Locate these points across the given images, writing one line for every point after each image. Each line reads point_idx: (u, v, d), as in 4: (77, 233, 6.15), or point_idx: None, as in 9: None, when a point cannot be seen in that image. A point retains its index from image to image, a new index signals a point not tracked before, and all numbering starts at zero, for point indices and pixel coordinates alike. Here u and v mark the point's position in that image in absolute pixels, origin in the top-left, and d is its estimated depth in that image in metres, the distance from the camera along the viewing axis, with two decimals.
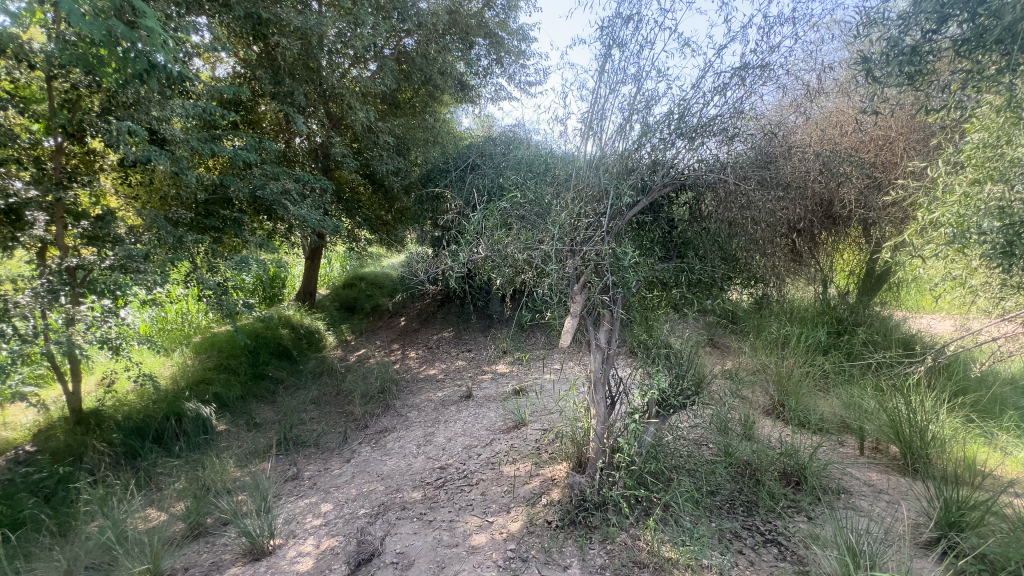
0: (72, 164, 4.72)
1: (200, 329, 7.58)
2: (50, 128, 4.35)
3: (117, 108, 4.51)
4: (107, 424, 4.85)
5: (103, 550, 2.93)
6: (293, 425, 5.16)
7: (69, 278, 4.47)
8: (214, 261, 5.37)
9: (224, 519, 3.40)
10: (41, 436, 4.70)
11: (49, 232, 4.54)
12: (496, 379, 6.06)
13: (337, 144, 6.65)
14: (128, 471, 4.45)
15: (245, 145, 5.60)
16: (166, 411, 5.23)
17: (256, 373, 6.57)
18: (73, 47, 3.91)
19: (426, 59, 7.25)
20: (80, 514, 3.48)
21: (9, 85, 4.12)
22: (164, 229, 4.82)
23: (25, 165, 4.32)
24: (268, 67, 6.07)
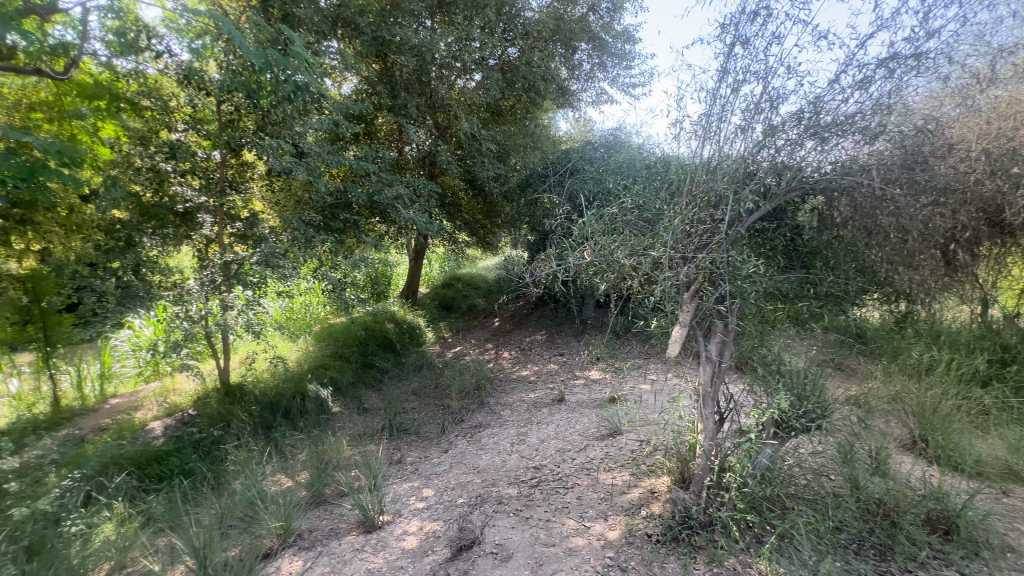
0: (230, 175, 5.45)
1: (319, 319, 8.49)
2: (216, 144, 5.15)
3: (269, 126, 5.21)
4: (248, 397, 5.65)
5: (247, 504, 3.41)
6: (397, 413, 5.57)
7: (225, 271, 5.21)
8: (336, 259, 5.95)
9: (340, 491, 3.78)
10: (200, 403, 5.59)
11: (212, 232, 5.41)
12: (589, 385, 6.00)
13: (443, 152, 7.06)
14: (265, 440, 5.13)
15: (365, 155, 6.18)
16: (293, 390, 5.93)
17: (366, 362, 7.19)
18: (238, 75, 4.70)
19: (529, 67, 7.42)
20: (230, 471, 4.09)
21: (189, 110, 5.01)
22: (299, 231, 5.51)
23: (196, 175, 5.15)
24: (386, 83, 6.62)
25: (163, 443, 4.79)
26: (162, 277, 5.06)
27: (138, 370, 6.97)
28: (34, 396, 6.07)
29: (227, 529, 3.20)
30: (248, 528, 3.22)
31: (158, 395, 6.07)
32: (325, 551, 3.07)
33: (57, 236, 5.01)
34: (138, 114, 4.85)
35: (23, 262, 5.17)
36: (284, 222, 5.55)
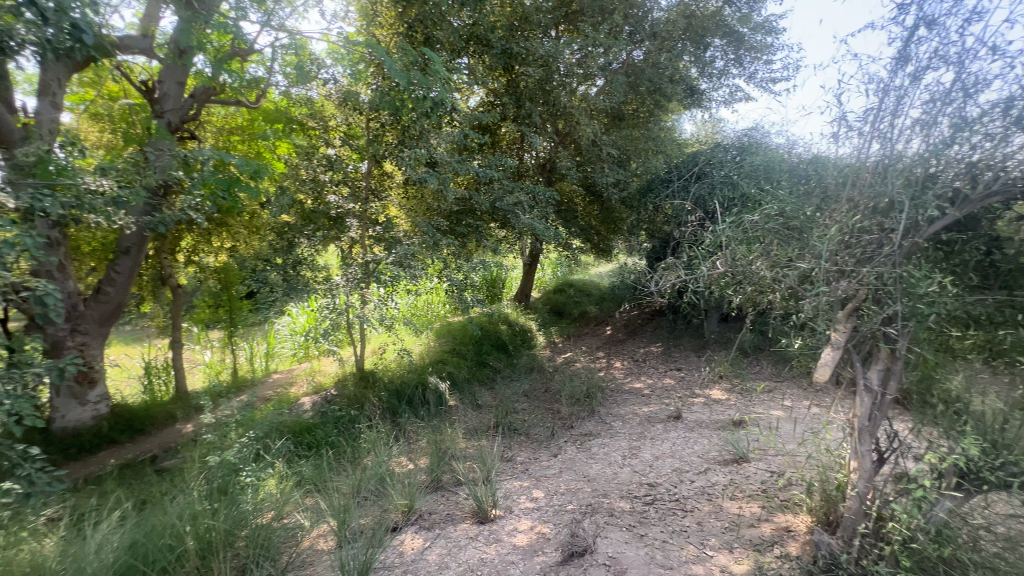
0: (373, 183, 6.05)
1: (440, 317, 9.10)
2: (363, 156, 5.76)
3: (408, 139, 5.72)
4: (379, 383, 6.27)
5: (377, 480, 3.78)
6: (509, 412, 5.74)
7: (366, 270, 5.84)
8: (459, 262, 6.33)
9: (457, 479, 4.02)
10: (340, 384, 6.34)
11: (357, 235, 5.99)
12: (709, 405, 5.59)
13: (563, 159, 7.10)
14: (392, 423, 5.65)
15: (489, 163, 6.49)
16: (416, 380, 6.44)
17: (481, 361, 7.54)
18: (386, 95, 5.31)
19: (656, 69, 7.18)
20: (363, 448, 4.57)
21: (344, 128, 5.73)
22: (428, 235, 5.98)
23: (346, 184, 5.83)
24: (512, 94, 6.89)
25: (312, 416, 5.53)
26: (311, 273, 5.78)
27: (294, 352, 8.12)
28: (220, 366, 7.43)
29: (361, 497, 3.59)
30: (379, 501, 3.58)
31: (308, 374, 7.05)
32: (443, 534, 3.29)
33: (242, 236, 6.12)
34: (305, 133, 5.74)
35: (217, 258, 6.44)
36: (415, 226, 6.04)
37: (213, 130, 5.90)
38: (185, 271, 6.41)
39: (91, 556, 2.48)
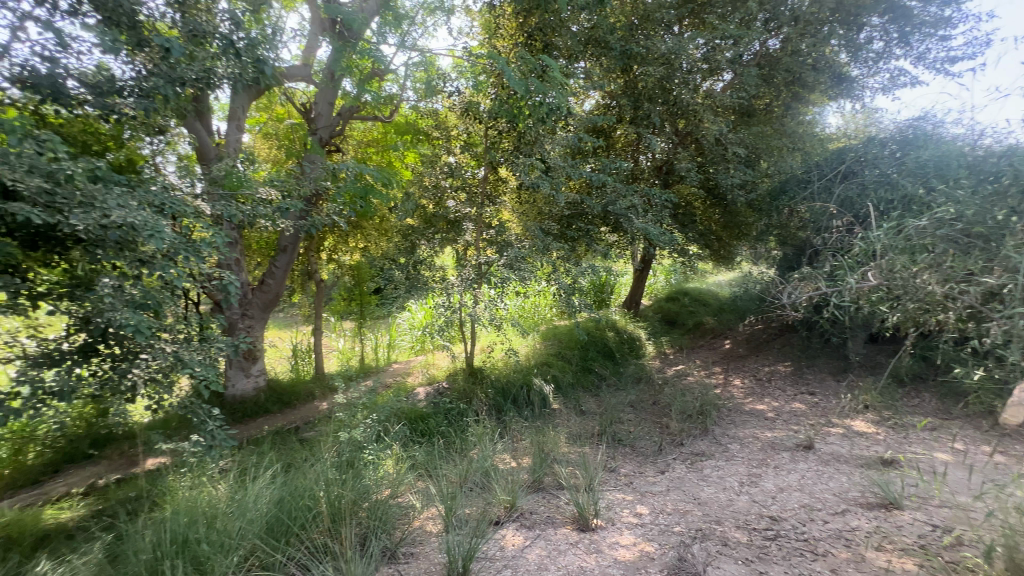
0: (489, 188, 6.29)
1: (546, 320, 9.15)
2: (481, 162, 6.03)
3: (523, 145, 5.90)
4: (487, 380, 6.50)
5: (482, 473, 3.93)
6: (614, 421, 5.57)
7: (479, 271, 6.11)
8: (569, 266, 6.31)
9: (559, 483, 4.02)
10: (451, 378, 6.72)
11: (472, 238, 6.30)
12: (849, 437, 4.87)
13: (682, 160, 6.67)
14: (497, 420, 5.84)
15: (603, 166, 6.38)
16: (521, 381, 6.55)
17: (586, 366, 7.44)
18: (505, 103, 5.56)
19: (795, 57, 6.53)
20: (470, 441, 4.78)
21: (463, 137, 6.04)
22: (539, 239, 6.08)
23: (464, 190, 6.15)
24: (630, 95, 6.71)
25: (426, 406, 5.92)
26: (428, 272, 6.19)
27: (412, 345, 8.79)
28: (350, 353, 8.32)
29: (467, 487, 3.76)
30: (483, 493, 3.72)
31: (424, 366, 7.60)
32: (543, 536, 3.31)
33: (373, 238, 6.81)
34: (430, 142, 6.19)
35: (352, 256, 7.24)
36: (527, 230, 6.17)
37: (353, 143, 6.64)
38: (326, 268, 7.30)
39: (250, 504, 2.94)
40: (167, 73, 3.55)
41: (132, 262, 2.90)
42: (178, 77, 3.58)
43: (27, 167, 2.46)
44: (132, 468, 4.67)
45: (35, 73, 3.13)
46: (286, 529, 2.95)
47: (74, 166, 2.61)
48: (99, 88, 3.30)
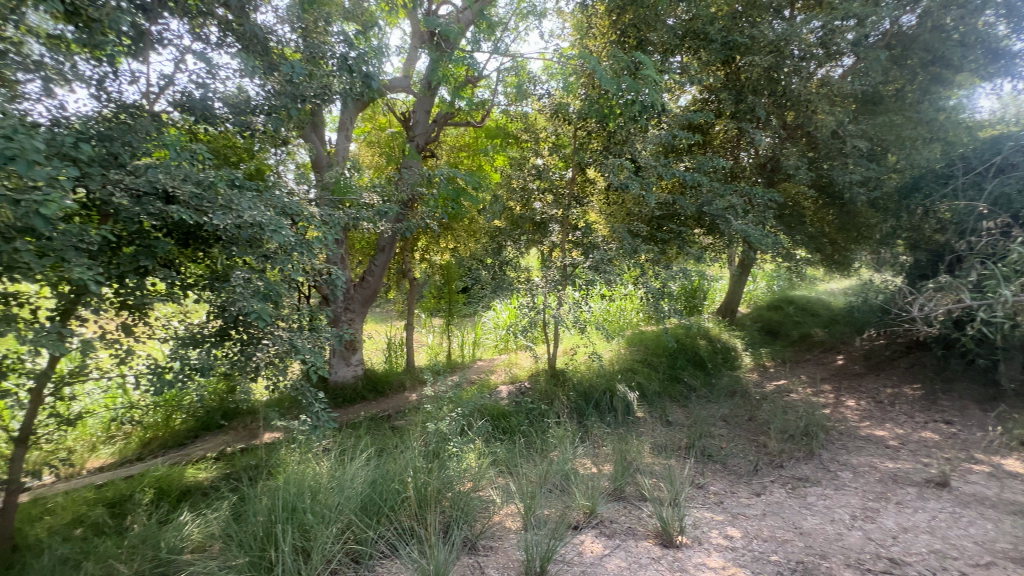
0: (576, 190, 6.25)
1: (632, 324, 8.85)
2: (569, 164, 6.01)
3: (614, 145, 5.82)
4: (569, 383, 6.42)
5: (561, 475, 3.90)
6: (703, 435, 5.24)
7: (564, 273, 6.08)
8: (658, 270, 6.07)
9: (641, 495, 3.88)
10: (533, 378, 6.76)
11: (558, 239, 6.29)
12: (997, 478, 4.15)
13: (791, 155, 6.08)
14: (579, 424, 5.77)
15: (699, 164, 6.02)
16: (604, 386, 6.39)
17: (674, 375, 7.09)
18: (596, 103, 5.50)
19: (937, 33, 5.76)
20: (551, 442, 4.75)
21: (552, 139, 6.06)
22: (626, 241, 5.92)
23: (551, 193, 6.16)
24: (732, 88, 6.27)
25: (508, 403, 6.01)
26: (514, 273, 6.28)
27: (497, 343, 9.12)
28: (438, 348, 8.73)
29: (547, 488, 3.76)
30: (563, 495, 3.71)
31: (507, 364, 7.78)
32: (624, 546, 3.22)
33: (463, 239, 7.11)
34: (519, 145, 6.28)
35: (442, 256, 7.59)
36: (614, 232, 6.05)
37: (447, 148, 6.96)
38: (419, 267, 7.74)
39: (348, 482, 3.19)
40: (292, 91, 4.00)
41: (259, 258, 3.29)
42: (300, 94, 4.03)
43: (183, 177, 2.90)
44: (253, 439, 5.30)
45: (190, 96, 3.61)
46: (377, 509, 3.17)
47: (218, 176, 3.05)
48: (237, 106, 3.74)
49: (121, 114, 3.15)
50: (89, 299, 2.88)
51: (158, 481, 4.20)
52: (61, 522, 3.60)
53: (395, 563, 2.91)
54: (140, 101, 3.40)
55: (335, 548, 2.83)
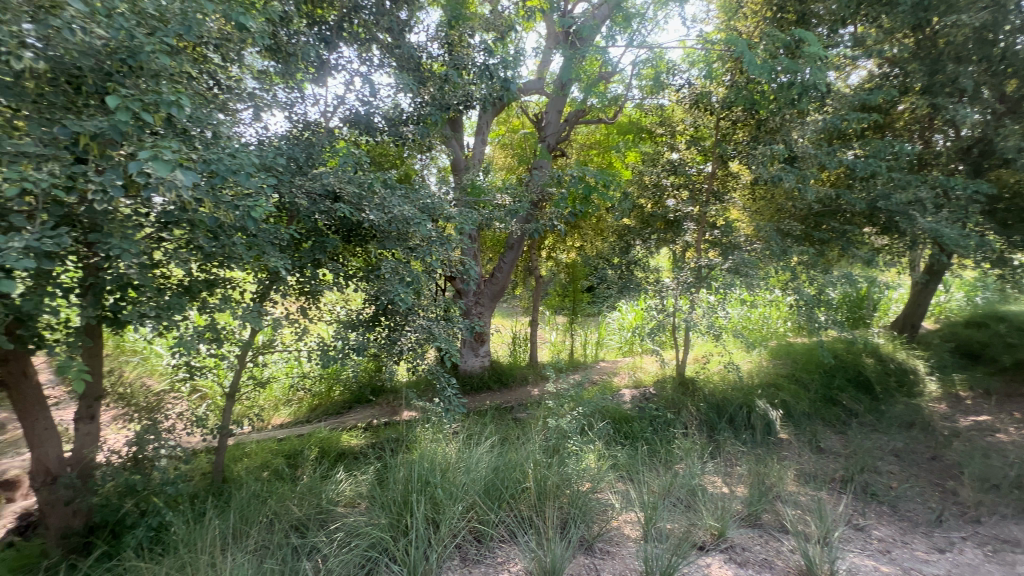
0: (716, 186, 5.78)
1: (777, 334, 7.89)
2: (708, 157, 5.59)
3: (764, 134, 5.30)
4: (700, 393, 5.94)
5: (687, 490, 3.67)
6: (865, 469, 4.48)
7: (698, 274, 5.67)
8: (814, 274, 5.34)
9: (782, 525, 3.47)
10: (659, 384, 6.41)
11: (693, 238, 5.88)
12: None
13: (1011, 134, 4.85)
14: (709, 438, 5.34)
15: (874, 151, 5.13)
16: (740, 400, 5.80)
17: (830, 396, 6.15)
18: (744, 90, 5.03)
19: None
20: (675, 453, 4.47)
21: (691, 131, 5.68)
22: (775, 241, 5.32)
23: (687, 189, 5.78)
24: (925, 57, 5.21)
25: (630, 407, 5.79)
26: (643, 273, 6.03)
27: (621, 345, 8.90)
28: (561, 346, 8.81)
29: (671, 501, 3.55)
30: (689, 511, 3.48)
31: (631, 368, 7.55)
32: None
33: (589, 237, 7.08)
34: (653, 140, 5.99)
35: (568, 255, 7.65)
36: (759, 231, 5.48)
37: (577, 146, 7.00)
38: (545, 264, 7.88)
39: (473, 465, 3.40)
40: (438, 101, 4.37)
41: (406, 251, 3.66)
42: (446, 103, 4.39)
43: (348, 179, 3.36)
44: (393, 415, 5.94)
45: (357, 113, 4.13)
46: (499, 494, 3.32)
47: (375, 178, 3.47)
48: (393, 118, 4.19)
49: (305, 131, 3.77)
50: (278, 285, 3.49)
51: (322, 442, 4.96)
52: (254, 465, 4.44)
53: (513, 549, 3.03)
54: (319, 119, 4.02)
55: (460, 524, 3.04)
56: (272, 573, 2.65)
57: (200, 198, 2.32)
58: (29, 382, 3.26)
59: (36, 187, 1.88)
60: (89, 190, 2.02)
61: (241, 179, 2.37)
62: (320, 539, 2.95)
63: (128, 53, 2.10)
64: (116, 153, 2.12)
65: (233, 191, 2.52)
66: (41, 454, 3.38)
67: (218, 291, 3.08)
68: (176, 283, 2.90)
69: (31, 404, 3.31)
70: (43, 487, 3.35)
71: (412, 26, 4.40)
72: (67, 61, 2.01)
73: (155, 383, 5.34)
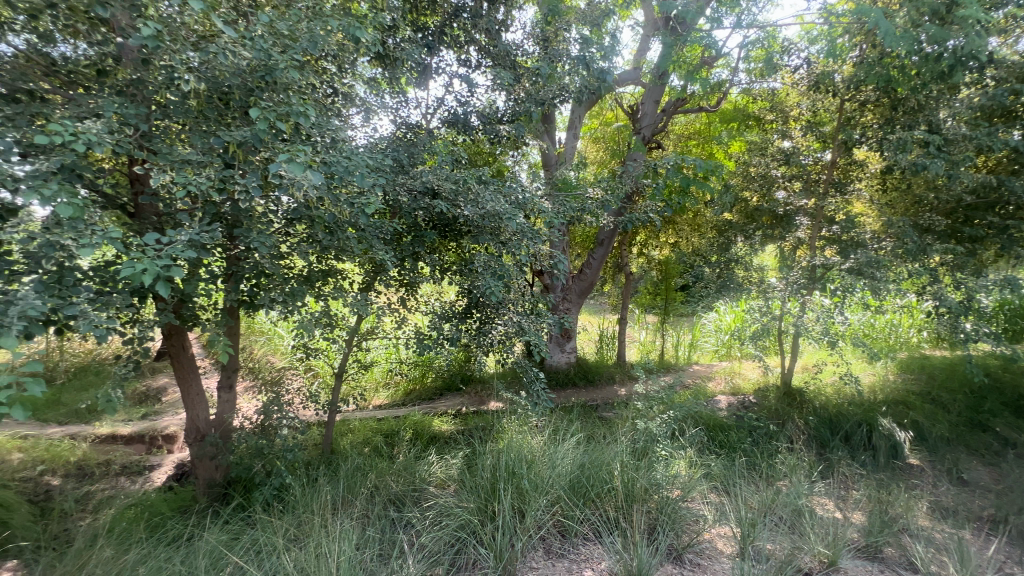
0: (836, 176, 5.17)
1: (907, 345, 6.90)
2: (828, 144, 5.03)
3: (903, 115, 4.66)
4: (808, 405, 5.38)
5: (791, 510, 3.36)
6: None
7: (811, 274, 5.12)
8: (960, 278, 4.64)
9: (910, 563, 3.05)
10: (761, 393, 5.90)
11: (806, 235, 5.33)
12: None
13: None
14: (819, 456, 4.83)
15: None
16: (859, 417, 5.16)
17: (978, 421, 5.20)
18: (876, 65, 4.43)
19: None
20: (778, 467, 4.11)
21: (808, 115, 5.13)
22: (911, 238, 4.66)
23: (801, 180, 5.24)
24: None
25: (726, 415, 5.43)
26: (744, 272, 5.60)
27: (717, 349, 8.37)
28: (650, 346, 8.49)
29: (772, 520, 3.27)
30: (794, 534, 3.17)
31: (730, 373, 7.16)
32: None
33: (685, 233, 6.74)
34: (761, 127, 5.46)
35: (662, 251, 7.34)
36: (890, 226, 4.85)
37: (674, 138, 6.78)
38: (636, 261, 7.63)
39: (558, 460, 3.40)
40: (534, 97, 4.38)
41: (498, 245, 3.74)
42: (541, 99, 4.41)
43: (446, 177, 3.52)
44: (481, 405, 6.15)
45: (454, 114, 4.33)
46: (584, 492, 3.29)
47: (470, 174, 3.58)
48: (488, 116, 4.32)
49: (408, 132, 4.03)
50: (382, 276, 3.76)
51: (416, 425, 5.29)
52: (357, 440, 4.86)
53: (597, 548, 3.01)
54: (421, 121, 4.26)
55: (545, 517, 3.06)
56: (372, 540, 2.89)
57: (321, 197, 2.57)
58: (187, 353, 3.88)
59: (196, 189, 2.21)
60: (236, 191, 2.34)
61: (356, 179, 2.59)
62: (415, 515, 3.16)
63: (265, 70, 2.37)
64: (256, 158, 2.43)
65: (348, 189, 2.76)
66: (194, 415, 4.00)
67: (331, 280, 3.40)
68: (298, 272, 3.24)
69: (188, 372, 3.92)
70: (195, 443, 3.97)
71: (508, 25, 4.48)
72: (220, 81, 2.33)
73: (278, 361, 6.06)
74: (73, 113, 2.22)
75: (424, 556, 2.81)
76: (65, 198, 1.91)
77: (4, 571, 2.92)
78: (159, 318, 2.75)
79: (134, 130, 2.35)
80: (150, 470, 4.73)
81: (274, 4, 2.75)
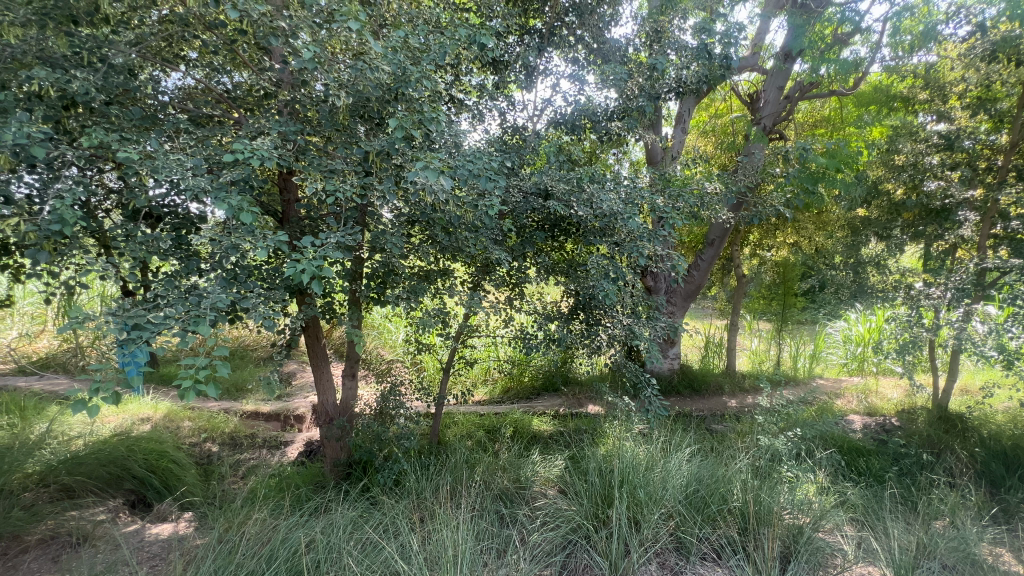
0: (1016, 161, 4.36)
1: None
2: (1002, 123, 4.30)
3: None
4: (973, 435, 4.56)
5: (960, 558, 2.86)
6: None
7: (980, 278, 4.32)
8: None
9: None
10: (906, 416, 5.13)
11: (975, 233, 4.53)
12: None
13: None
14: (990, 496, 4.05)
15: None
16: None
17: None
18: None
19: None
20: (937, 504, 3.52)
21: (979, 90, 4.37)
22: None
23: (970, 167, 4.44)
24: None
25: (862, 438, 4.80)
26: (883, 276, 4.93)
27: (845, 362, 7.49)
28: (763, 355, 7.80)
29: (936, 566, 2.81)
30: None
31: (862, 391, 6.32)
32: None
33: (808, 232, 6.08)
34: (909, 110, 4.73)
35: (779, 251, 6.70)
36: None
37: (797, 126, 6.17)
38: (749, 262, 7.03)
39: (674, 471, 3.24)
40: (647, 91, 4.22)
41: (611, 245, 3.65)
42: (655, 92, 4.23)
43: (559, 177, 3.50)
44: (579, 407, 6.12)
45: (561, 113, 4.32)
46: (703, 508, 3.09)
47: (583, 174, 3.53)
48: (595, 115, 4.26)
49: (515, 135, 4.11)
50: (491, 275, 3.87)
51: (518, 422, 5.39)
52: (462, 433, 5.07)
53: (718, 569, 2.81)
54: (527, 123, 4.31)
55: (661, 530, 2.92)
56: (487, 533, 2.98)
57: (449, 201, 2.73)
58: (320, 343, 4.29)
59: (343, 195, 2.44)
60: (374, 196, 2.55)
61: (481, 182, 2.70)
62: (525, 512, 3.19)
63: (401, 82, 2.55)
64: (391, 165, 2.62)
65: (471, 192, 2.87)
66: (324, 399, 4.45)
67: (447, 279, 3.58)
68: (418, 272, 3.46)
69: (320, 360, 4.34)
70: (325, 424, 4.38)
71: (617, 20, 4.36)
72: (362, 94, 2.55)
73: (389, 353, 6.53)
74: (245, 133, 2.56)
75: (536, 554, 2.82)
76: (244, 207, 2.21)
77: (183, 521, 3.47)
78: (303, 312, 3.09)
79: (292, 145, 2.65)
80: (285, 445, 5.36)
81: (403, 21, 2.94)
